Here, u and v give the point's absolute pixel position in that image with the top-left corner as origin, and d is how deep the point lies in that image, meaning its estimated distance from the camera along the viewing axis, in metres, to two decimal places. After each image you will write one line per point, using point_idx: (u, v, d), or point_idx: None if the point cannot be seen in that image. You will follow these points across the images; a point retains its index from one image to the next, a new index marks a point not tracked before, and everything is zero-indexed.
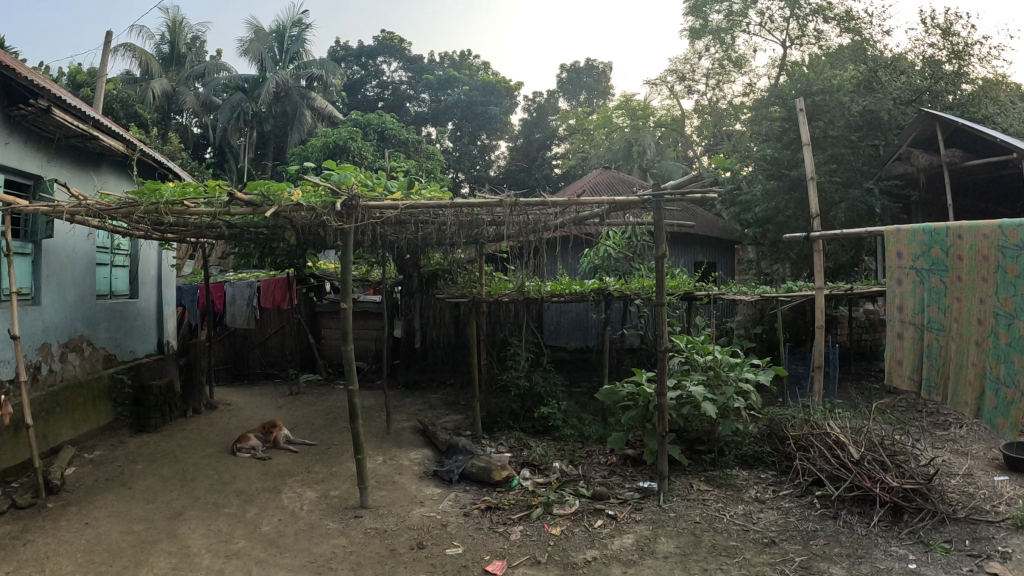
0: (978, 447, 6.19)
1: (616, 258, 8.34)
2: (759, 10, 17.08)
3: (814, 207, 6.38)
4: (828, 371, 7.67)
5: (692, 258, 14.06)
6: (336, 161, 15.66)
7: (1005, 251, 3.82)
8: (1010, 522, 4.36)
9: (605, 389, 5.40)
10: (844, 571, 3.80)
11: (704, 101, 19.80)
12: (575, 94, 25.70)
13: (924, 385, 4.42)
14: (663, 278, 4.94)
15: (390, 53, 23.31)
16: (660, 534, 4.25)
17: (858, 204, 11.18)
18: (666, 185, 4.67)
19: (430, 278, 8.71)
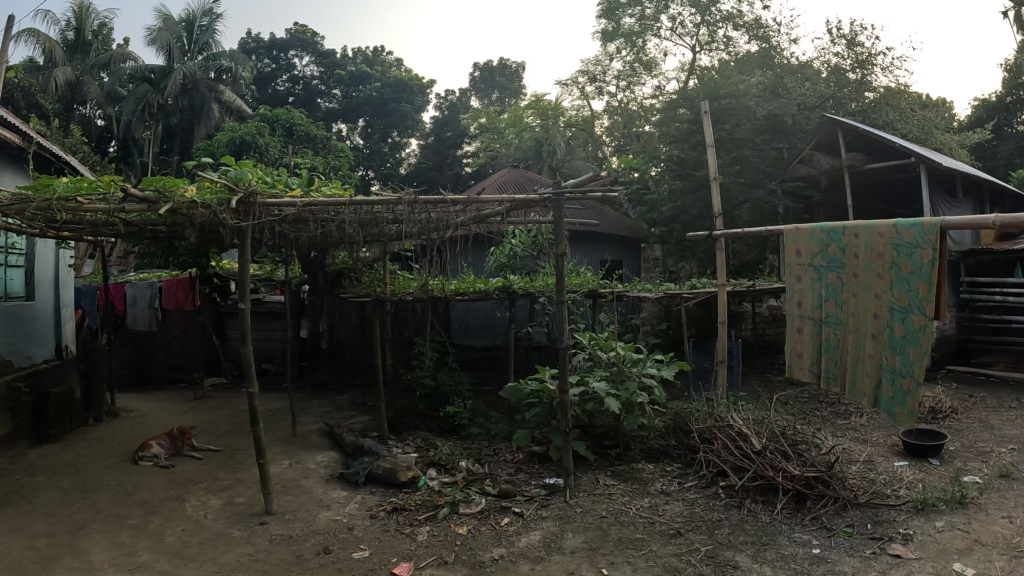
0: (877, 435, 6.52)
1: (522, 256, 8.40)
2: (670, 15, 17.84)
3: (716, 206, 6.53)
4: (731, 364, 7.93)
5: (598, 256, 14.34)
6: (244, 157, 15.15)
7: (900, 249, 4.03)
8: (909, 506, 4.63)
9: (509, 387, 5.43)
10: (749, 559, 3.92)
11: (615, 102, 20.23)
12: (488, 92, 25.81)
13: (823, 377, 4.61)
14: (563, 277, 4.99)
15: (303, 47, 22.82)
16: (567, 529, 4.30)
17: (762, 204, 11.56)
18: (567, 184, 4.76)
19: (336, 278, 8.51)
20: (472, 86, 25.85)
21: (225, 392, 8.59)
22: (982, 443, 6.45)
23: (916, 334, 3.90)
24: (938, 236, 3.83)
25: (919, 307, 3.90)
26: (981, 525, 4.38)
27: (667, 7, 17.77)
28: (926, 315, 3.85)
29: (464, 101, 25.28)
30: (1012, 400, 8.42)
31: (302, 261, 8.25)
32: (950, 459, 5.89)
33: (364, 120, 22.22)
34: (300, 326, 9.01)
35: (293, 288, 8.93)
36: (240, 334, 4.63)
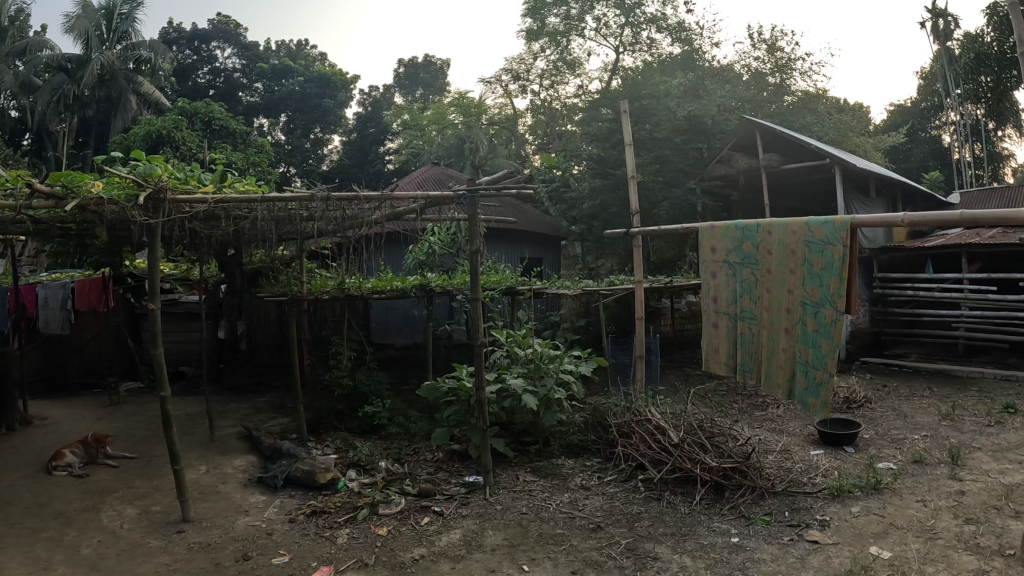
0: (794, 425, 6.75)
1: (440, 255, 8.56)
2: (594, 16, 18.14)
3: (634, 204, 6.62)
4: (649, 359, 8.10)
5: (518, 253, 14.40)
6: (160, 152, 14.61)
7: (812, 246, 4.19)
8: (825, 493, 4.82)
9: (426, 385, 5.41)
10: (669, 550, 4.00)
11: (538, 101, 20.37)
12: (412, 89, 25.63)
13: (739, 370, 4.75)
14: (477, 273, 5.00)
15: (224, 38, 22.04)
16: (487, 527, 4.31)
17: (682, 203, 11.85)
18: (480, 183, 4.79)
19: (254, 276, 8.21)
20: (396, 83, 25.57)
21: (142, 397, 8.30)
22: (895, 431, 6.75)
23: (828, 328, 4.06)
24: (848, 233, 4.01)
25: (830, 302, 4.07)
26: (895, 509, 4.59)
27: (592, 8, 18.05)
28: (837, 309, 4.02)
29: (388, 98, 25.09)
30: (921, 389, 8.85)
31: (217, 260, 8.02)
32: (864, 447, 6.15)
33: (286, 115, 21.61)
34: (218, 326, 8.76)
35: (209, 287, 8.65)
36: (151, 336, 4.47)
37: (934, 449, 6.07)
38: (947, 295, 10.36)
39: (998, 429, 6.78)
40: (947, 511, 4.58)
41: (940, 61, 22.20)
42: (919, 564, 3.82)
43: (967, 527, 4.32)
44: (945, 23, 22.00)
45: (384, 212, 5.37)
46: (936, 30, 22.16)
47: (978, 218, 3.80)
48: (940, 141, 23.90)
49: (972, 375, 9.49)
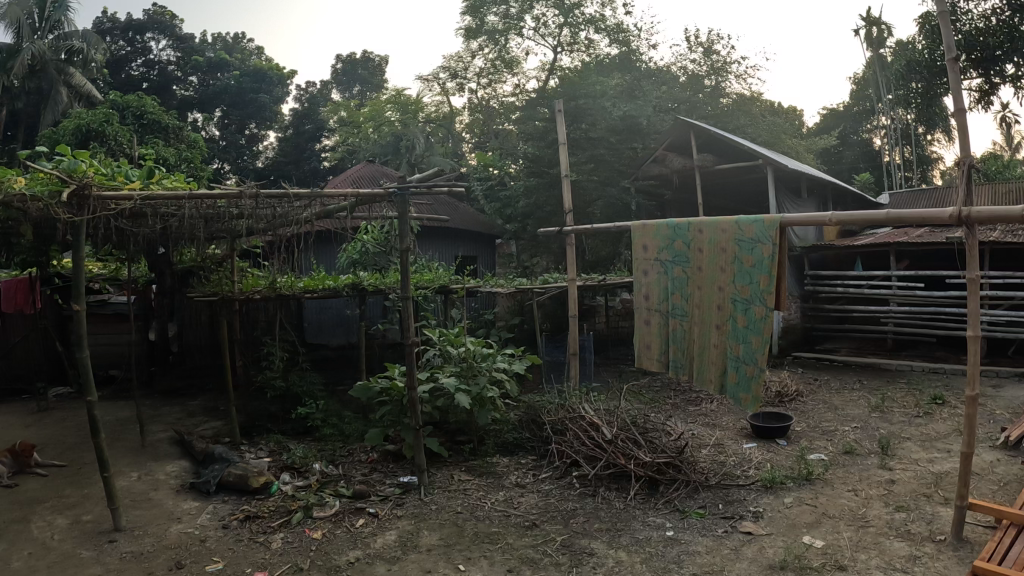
0: (727, 420, 6.90)
1: (373, 254, 8.65)
2: (533, 16, 18.43)
3: (568, 203, 6.69)
4: (583, 356, 8.19)
5: (453, 250, 14.44)
6: (88, 147, 14.12)
7: (742, 244, 4.28)
8: (758, 485, 4.95)
9: (358, 385, 5.35)
10: (605, 545, 4.06)
11: (477, 98, 20.55)
12: (349, 86, 25.39)
13: (672, 366, 4.84)
14: (407, 273, 4.99)
15: (160, 29, 21.09)
16: (423, 527, 4.31)
17: (615, 201, 12.11)
18: (411, 180, 4.88)
19: (185, 275, 8.13)
20: (333, 78, 25.26)
21: (72, 403, 8.01)
22: (826, 423, 6.95)
23: (757, 324, 4.16)
24: (777, 231, 4.10)
25: (760, 299, 4.16)
26: (826, 499, 4.73)
27: (531, 7, 18.31)
28: (767, 306, 4.11)
29: (325, 93, 24.74)
30: (850, 382, 9.15)
31: (148, 259, 7.96)
32: (795, 439, 6.32)
33: (220, 110, 21.15)
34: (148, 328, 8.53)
35: (139, 287, 8.46)
36: (76, 338, 4.33)
37: (864, 440, 6.27)
38: (876, 291, 10.71)
39: (925, 419, 7.04)
40: (878, 499, 4.73)
41: (872, 67, 23.01)
42: (850, 552, 3.94)
43: (898, 514, 4.47)
44: (879, 31, 22.82)
45: (314, 209, 5.39)
46: (870, 37, 22.96)
47: (900, 217, 3.93)
48: (871, 144, 24.63)
49: (900, 368, 9.84)
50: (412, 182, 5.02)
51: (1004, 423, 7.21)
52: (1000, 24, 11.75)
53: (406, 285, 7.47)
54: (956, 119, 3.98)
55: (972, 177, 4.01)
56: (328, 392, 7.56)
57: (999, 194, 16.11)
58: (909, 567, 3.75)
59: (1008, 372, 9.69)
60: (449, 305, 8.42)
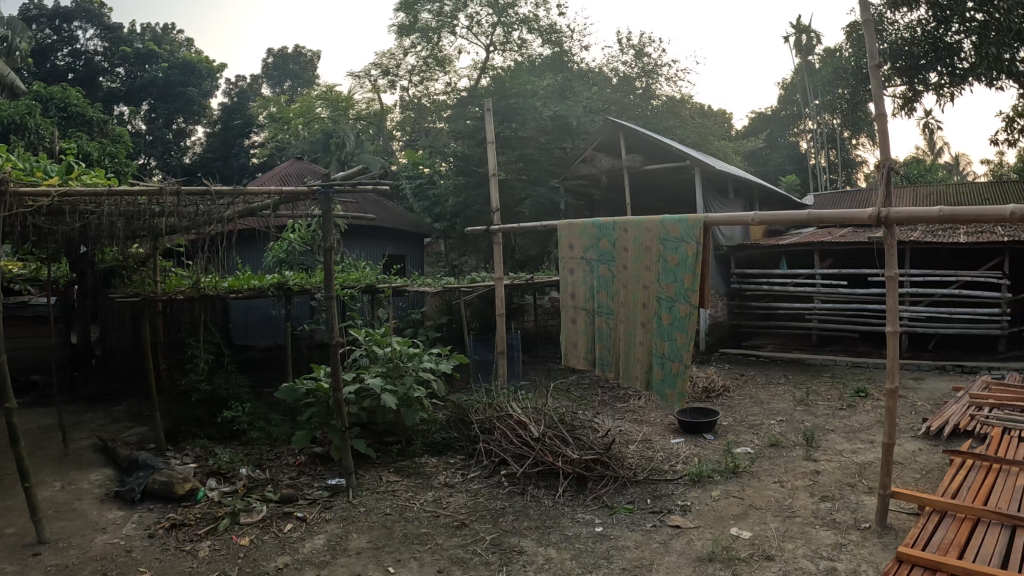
0: (654, 416, 7.07)
1: (300, 253, 8.65)
2: (467, 14, 18.80)
3: (495, 201, 6.96)
4: (511, 355, 8.48)
5: (381, 250, 14.81)
6: (8, 140, 13.44)
7: (667, 243, 4.45)
8: (686, 479, 5.11)
9: (284, 387, 5.28)
10: (534, 543, 4.15)
11: (409, 96, 20.81)
12: (280, 81, 24.93)
13: (599, 364, 5.03)
14: (330, 271, 5.17)
15: (88, 19, 20.37)
16: (351, 530, 4.34)
17: (543, 201, 12.70)
18: (334, 178, 5.07)
19: (108, 275, 7.90)
20: (264, 72, 24.81)
21: None
22: (752, 417, 7.15)
23: (681, 321, 4.30)
24: (701, 231, 4.26)
25: (684, 297, 4.30)
26: (754, 491, 4.89)
27: (464, 6, 18.67)
28: (691, 304, 4.27)
29: (255, 87, 24.25)
30: (776, 376, 9.44)
31: (68, 259, 7.70)
32: (722, 433, 6.49)
33: (147, 103, 20.29)
34: (68, 331, 8.22)
35: (61, 288, 8.22)
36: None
37: (789, 433, 6.47)
38: (801, 289, 11.09)
39: (848, 411, 7.31)
40: (804, 490, 4.89)
41: (801, 74, 23.90)
42: (778, 541, 4.08)
43: (823, 504, 4.63)
44: (809, 39, 23.82)
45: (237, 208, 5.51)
46: (800, 44, 23.87)
47: (821, 218, 4.07)
48: (798, 147, 25.44)
49: (825, 363, 10.19)
50: (335, 180, 5.21)
51: (923, 414, 7.52)
52: (924, 35, 12.47)
53: (332, 286, 7.54)
54: (877, 124, 4.14)
55: (891, 180, 4.18)
56: (255, 394, 7.46)
57: (920, 195, 16.81)
58: (835, 554, 3.88)
59: (928, 365, 10.14)
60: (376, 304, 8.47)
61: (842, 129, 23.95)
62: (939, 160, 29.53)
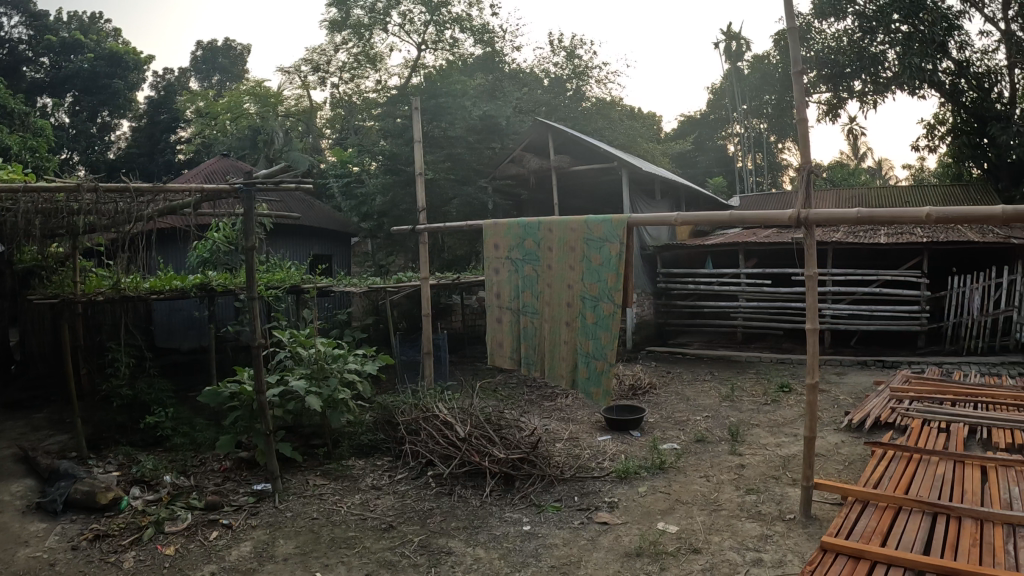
0: (582, 413, 7.21)
1: (225, 252, 8.52)
2: (401, 11, 18.62)
3: (421, 201, 7.16)
4: (437, 355, 8.74)
5: (308, 249, 14.68)
6: None
7: (591, 243, 4.75)
8: (613, 476, 5.23)
9: (207, 390, 5.18)
10: (462, 543, 4.20)
11: (339, 93, 20.63)
12: (209, 74, 24.24)
13: (524, 363, 5.32)
14: (252, 270, 5.15)
15: (11, 5, 18.92)
16: (278, 536, 4.31)
17: (471, 201, 12.99)
18: (256, 176, 5.04)
19: (26, 276, 7.59)
20: (191, 65, 24.09)
21: None
22: (678, 413, 7.30)
23: (606, 320, 4.61)
24: (624, 231, 4.58)
25: (608, 296, 4.61)
26: (680, 486, 5.03)
27: (397, 4, 18.49)
28: (615, 303, 4.58)
29: (182, 81, 23.52)
30: (702, 373, 9.68)
31: None
32: (648, 430, 6.64)
33: (72, 95, 19.16)
34: None
35: None
36: None
37: (715, 429, 6.63)
38: (726, 288, 11.42)
39: (772, 406, 7.56)
40: (729, 483, 5.04)
41: (730, 79, 24.50)
42: (703, 534, 4.20)
43: (748, 497, 4.78)
44: (737, 45, 24.40)
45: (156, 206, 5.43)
46: (729, 50, 24.36)
47: (743, 219, 4.20)
48: (725, 151, 26.17)
49: (749, 359, 10.49)
50: (257, 179, 5.19)
51: (845, 407, 7.81)
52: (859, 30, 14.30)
53: (255, 286, 7.47)
54: (799, 128, 4.27)
55: (811, 182, 4.32)
56: (179, 399, 7.29)
57: (842, 198, 17.45)
58: (761, 545, 4.01)
59: (850, 361, 10.53)
60: (301, 305, 8.54)
61: (767, 132, 24.69)
62: (862, 165, 30.66)
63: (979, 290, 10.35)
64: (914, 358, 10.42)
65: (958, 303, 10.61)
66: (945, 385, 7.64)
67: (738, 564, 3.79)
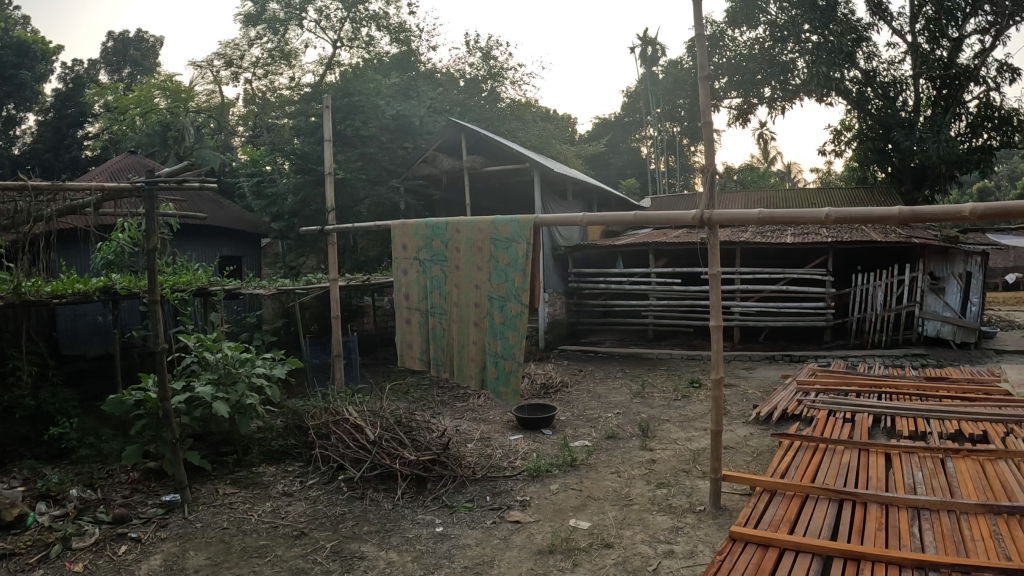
0: (494, 413, 7.24)
1: (132, 254, 8.18)
2: (318, 8, 18.30)
3: (331, 201, 7.02)
4: (348, 357, 8.64)
5: (217, 250, 14.22)
6: None
7: (498, 243, 4.79)
8: (524, 475, 5.28)
9: (111, 399, 4.95)
10: (375, 547, 4.14)
11: (253, 89, 20.09)
12: (119, 67, 23.12)
13: (433, 364, 5.28)
14: (155, 272, 4.96)
15: None
16: (188, 548, 4.15)
17: (382, 200, 12.81)
18: (158, 173, 4.81)
19: None
20: (101, 57, 22.91)
21: None
22: (590, 410, 7.42)
23: (513, 320, 4.66)
24: (530, 231, 4.64)
25: (515, 296, 4.66)
26: (591, 483, 5.11)
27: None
28: (521, 302, 4.63)
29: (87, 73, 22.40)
30: (614, 370, 9.87)
31: None
32: (560, 428, 6.72)
33: None
34: None
35: None
36: None
37: (626, 425, 6.76)
38: (638, 287, 11.74)
39: (681, 401, 7.78)
40: (640, 478, 5.17)
41: (644, 83, 25.04)
42: (616, 529, 4.29)
43: (658, 491, 4.90)
44: (652, 50, 25.07)
45: (55, 204, 5.21)
46: (645, 55, 24.99)
47: (650, 220, 4.30)
48: (639, 153, 26.91)
49: (660, 356, 10.76)
50: (159, 177, 4.99)
51: (752, 401, 8.12)
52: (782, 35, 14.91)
53: (161, 288, 7.23)
54: (704, 130, 4.39)
55: (715, 183, 4.45)
56: (83, 408, 6.94)
57: (749, 199, 18.11)
58: (672, 537, 4.12)
59: (758, 356, 10.94)
60: (207, 307, 8.26)
61: (680, 136, 25.45)
62: (771, 168, 31.89)
63: (882, 286, 10.97)
64: (819, 352, 10.90)
65: (862, 298, 11.19)
66: (849, 377, 8.01)
67: (651, 557, 3.87)
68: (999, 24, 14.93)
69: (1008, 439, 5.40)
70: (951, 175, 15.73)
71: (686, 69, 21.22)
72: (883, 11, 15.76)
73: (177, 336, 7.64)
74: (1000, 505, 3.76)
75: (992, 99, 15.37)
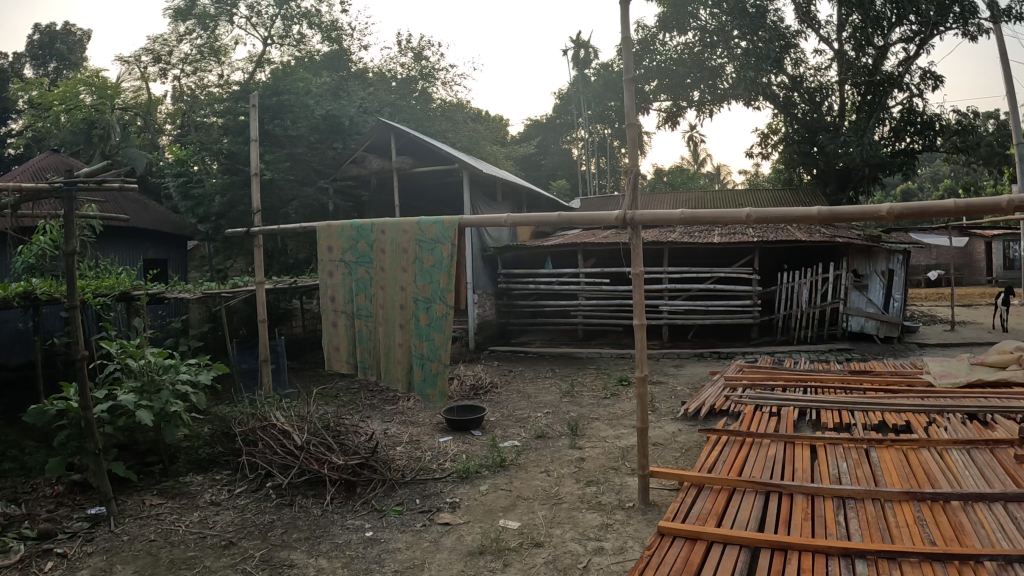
0: (423, 416, 7.23)
1: (53, 258, 7.85)
2: (248, 5, 17.90)
3: (256, 202, 6.79)
4: (276, 362, 8.48)
5: (140, 253, 13.76)
6: None
7: (424, 244, 4.81)
8: (454, 477, 5.29)
9: (31, 409, 4.73)
10: (306, 554, 4.10)
11: (182, 85, 19.52)
12: (44, 61, 22.09)
13: (360, 367, 5.24)
14: (74, 277, 4.77)
15: None
16: (115, 562, 4.02)
17: (310, 201, 12.61)
18: (77, 174, 4.61)
19: None
20: (25, 50, 21.86)
21: None
22: (519, 411, 7.48)
23: (439, 321, 4.67)
24: (455, 232, 4.67)
25: (441, 297, 4.68)
26: (520, 483, 5.16)
27: None
28: (447, 304, 4.65)
29: None
30: (544, 370, 9.98)
31: None
32: (489, 429, 6.77)
33: None
34: None
35: None
36: None
37: (554, 424, 6.85)
38: (567, 287, 11.91)
39: (610, 399, 7.93)
40: (569, 477, 5.25)
41: (577, 85, 25.36)
42: (546, 528, 4.35)
43: (588, 488, 5.00)
44: (585, 53, 25.38)
45: None
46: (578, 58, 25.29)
47: (575, 220, 4.38)
48: (571, 154, 27.19)
49: (589, 355, 10.92)
50: (79, 177, 4.79)
51: (680, 398, 8.33)
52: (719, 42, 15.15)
53: (82, 294, 6.96)
54: (629, 131, 4.48)
55: (638, 184, 4.55)
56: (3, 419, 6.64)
57: (679, 199, 18.54)
58: (602, 534, 4.20)
59: (687, 353, 11.22)
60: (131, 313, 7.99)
61: (611, 138, 25.84)
62: (700, 169, 32.67)
63: (808, 284, 11.41)
64: (747, 349, 11.24)
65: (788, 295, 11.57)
66: (774, 373, 8.30)
67: (581, 555, 3.94)
68: (924, 33, 15.72)
69: (930, 428, 5.68)
70: (875, 176, 16.38)
71: (618, 71, 21.57)
72: (810, 19, 16.37)
73: (99, 343, 7.37)
74: (920, 492, 3.96)
75: (914, 105, 16.13)
